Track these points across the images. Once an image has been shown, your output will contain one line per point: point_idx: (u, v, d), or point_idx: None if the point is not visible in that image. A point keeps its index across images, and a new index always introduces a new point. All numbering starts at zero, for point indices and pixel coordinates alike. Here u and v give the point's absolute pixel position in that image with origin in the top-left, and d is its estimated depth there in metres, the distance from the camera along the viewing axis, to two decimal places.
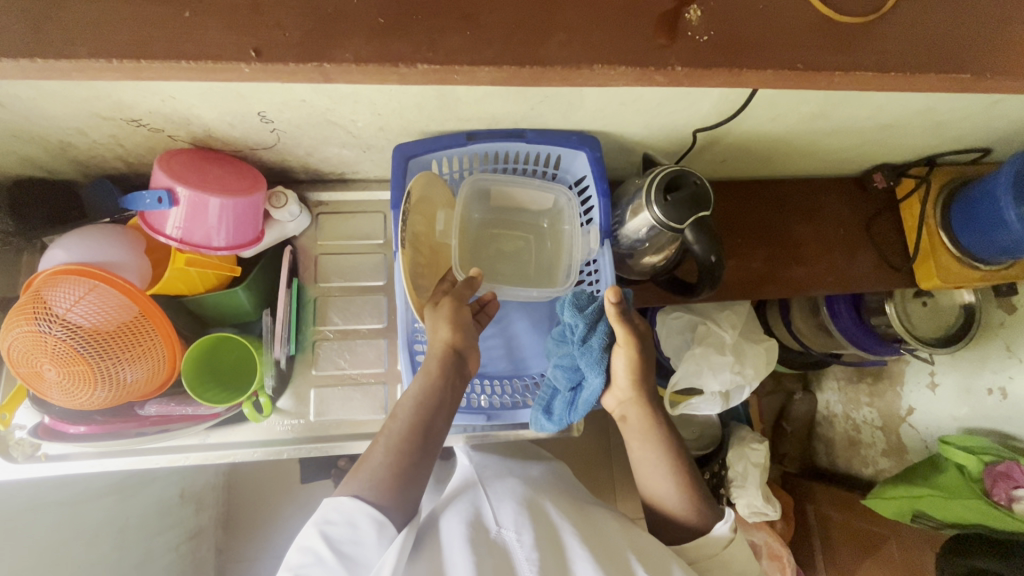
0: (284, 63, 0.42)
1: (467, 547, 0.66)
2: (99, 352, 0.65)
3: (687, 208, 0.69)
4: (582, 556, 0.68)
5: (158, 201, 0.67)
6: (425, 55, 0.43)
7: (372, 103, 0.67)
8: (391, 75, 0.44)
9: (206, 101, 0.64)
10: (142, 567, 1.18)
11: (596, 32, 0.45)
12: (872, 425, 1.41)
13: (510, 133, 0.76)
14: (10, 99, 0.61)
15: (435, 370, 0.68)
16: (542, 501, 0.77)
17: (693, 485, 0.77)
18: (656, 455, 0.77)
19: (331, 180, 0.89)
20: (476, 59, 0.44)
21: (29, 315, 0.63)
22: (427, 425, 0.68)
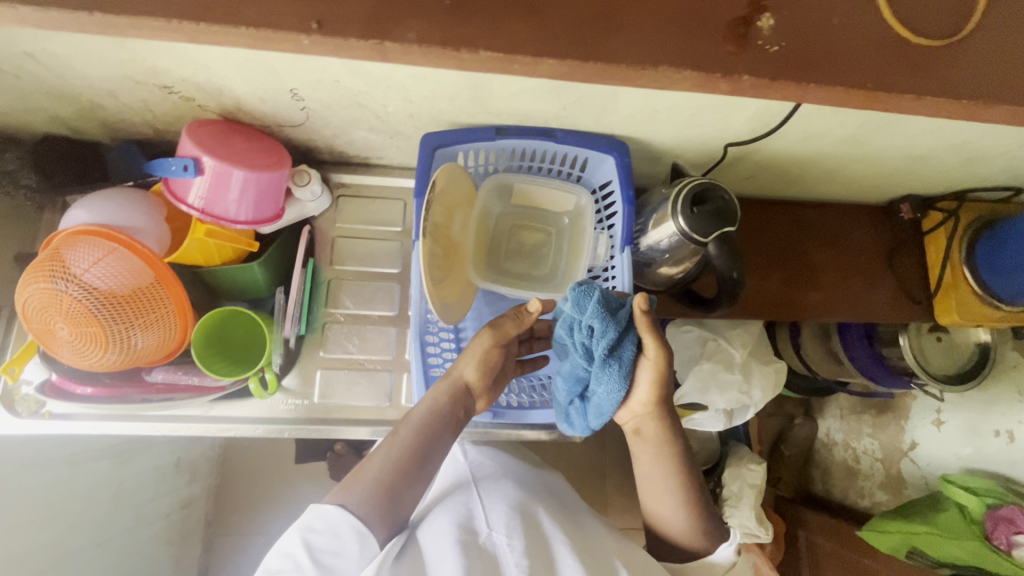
0: (345, 37, 0.41)
1: (457, 550, 0.65)
2: (113, 315, 0.65)
3: (712, 222, 0.68)
4: (574, 567, 0.67)
5: (183, 168, 0.67)
6: (489, 42, 0.43)
7: (405, 89, 0.66)
8: (451, 59, 0.43)
9: (240, 73, 0.64)
10: (132, 531, 1.19)
11: (662, 32, 0.44)
12: (872, 457, 1.40)
13: (540, 131, 0.75)
14: (45, 55, 0.61)
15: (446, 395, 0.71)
16: (535, 507, 0.76)
17: (701, 509, 0.76)
18: (664, 475, 0.75)
19: (354, 163, 0.88)
20: (540, 50, 0.43)
21: (46, 272, 0.63)
22: (427, 446, 0.68)
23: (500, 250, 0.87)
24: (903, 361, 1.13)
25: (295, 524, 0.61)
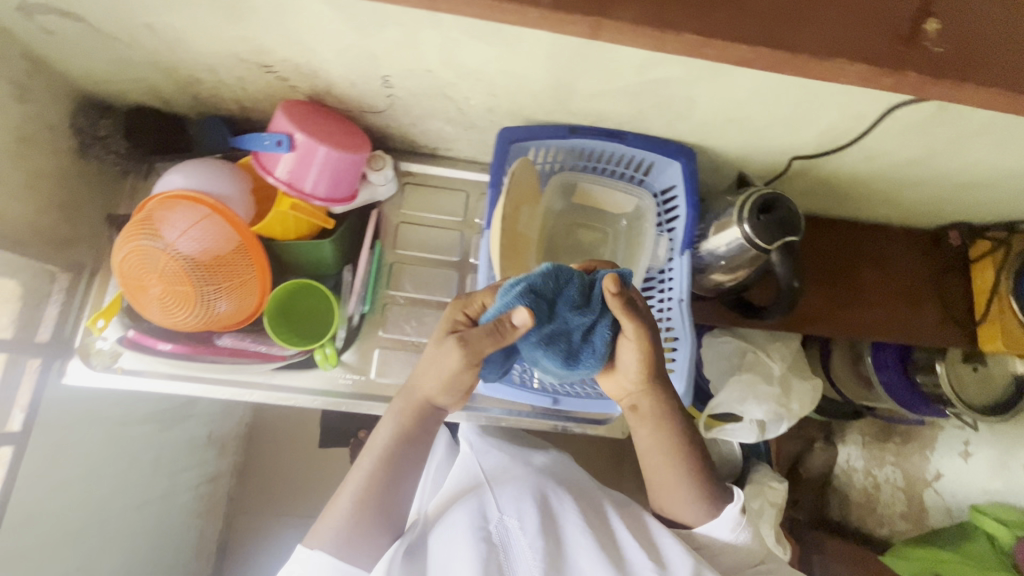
0: (569, 12, 0.41)
1: (471, 543, 0.65)
2: (202, 277, 0.68)
3: (776, 231, 0.70)
4: (587, 548, 0.67)
5: (277, 143, 0.72)
6: (690, 25, 0.42)
7: (492, 83, 0.69)
8: (655, 41, 0.42)
9: (339, 58, 0.67)
10: (165, 499, 1.21)
11: (842, 28, 0.43)
12: (893, 485, 1.38)
13: (611, 133, 0.78)
14: (163, 28, 0.65)
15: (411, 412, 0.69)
16: (550, 489, 0.75)
17: (702, 478, 0.72)
18: (660, 449, 0.72)
19: (422, 153, 0.91)
20: (737, 34, 0.42)
21: (144, 233, 0.67)
22: (396, 470, 0.68)
23: (559, 247, 0.89)
24: (938, 388, 1.14)
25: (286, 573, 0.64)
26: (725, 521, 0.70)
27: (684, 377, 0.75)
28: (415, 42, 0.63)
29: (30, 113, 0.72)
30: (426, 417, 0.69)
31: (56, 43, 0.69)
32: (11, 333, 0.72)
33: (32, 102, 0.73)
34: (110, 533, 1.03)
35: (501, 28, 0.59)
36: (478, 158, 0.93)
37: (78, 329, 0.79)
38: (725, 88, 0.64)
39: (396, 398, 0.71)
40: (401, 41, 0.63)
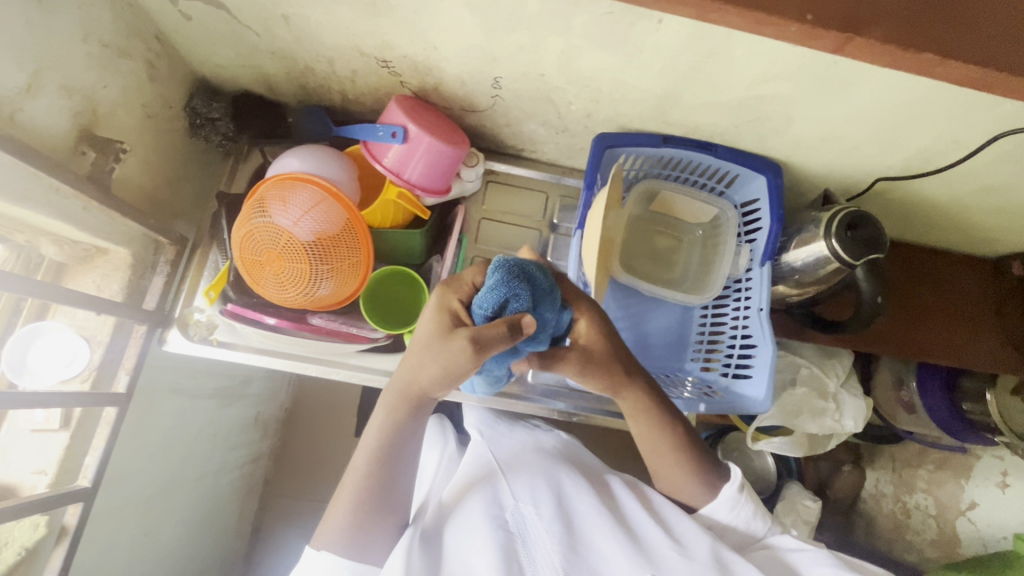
0: (828, 29, 0.41)
1: (488, 531, 0.66)
2: (317, 257, 0.72)
3: (865, 246, 0.73)
4: (600, 528, 0.67)
5: (391, 135, 0.75)
6: (932, 44, 0.41)
7: (600, 90, 0.73)
8: (894, 58, 0.42)
9: (458, 57, 0.71)
10: (215, 475, 1.22)
11: None
12: (925, 512, 1.31)
13: (701, 144, 0.81)
14: (298, 20, 0.69)
15: (401, 408, 0.66)
16: (563, 473, 0.75)
17: (698, 459, 0.74)
18: (659, 437, 0.73)
19: (507, 153, 0.95)
20: (967, 54, 0.41)
21: (266, 210, 0.71)
22: (392, 462, 0.68)
23: (635, 251, 0.92)
24: (986, 416, 1.13)
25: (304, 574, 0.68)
26: (722, 500, 0.72)
27: (764, 379, 0.77)
28: (538, 46, 0.66)
29: (156, 92, 0.76)
30: (422, 406, 0.67)
31: (190, 28, 0.73)
32: (122, 298, 0.77)
33: (158, 81, 0.77)
34: (172, 504, 1.05)
35: (628, 38, 0.62)
36: (559, 161, 0.96)
37: (177, 300, 0.83)
38: (829, 106, 0.67)
39: (385, 395, 0.68)
40: (525, 45, 0.66)
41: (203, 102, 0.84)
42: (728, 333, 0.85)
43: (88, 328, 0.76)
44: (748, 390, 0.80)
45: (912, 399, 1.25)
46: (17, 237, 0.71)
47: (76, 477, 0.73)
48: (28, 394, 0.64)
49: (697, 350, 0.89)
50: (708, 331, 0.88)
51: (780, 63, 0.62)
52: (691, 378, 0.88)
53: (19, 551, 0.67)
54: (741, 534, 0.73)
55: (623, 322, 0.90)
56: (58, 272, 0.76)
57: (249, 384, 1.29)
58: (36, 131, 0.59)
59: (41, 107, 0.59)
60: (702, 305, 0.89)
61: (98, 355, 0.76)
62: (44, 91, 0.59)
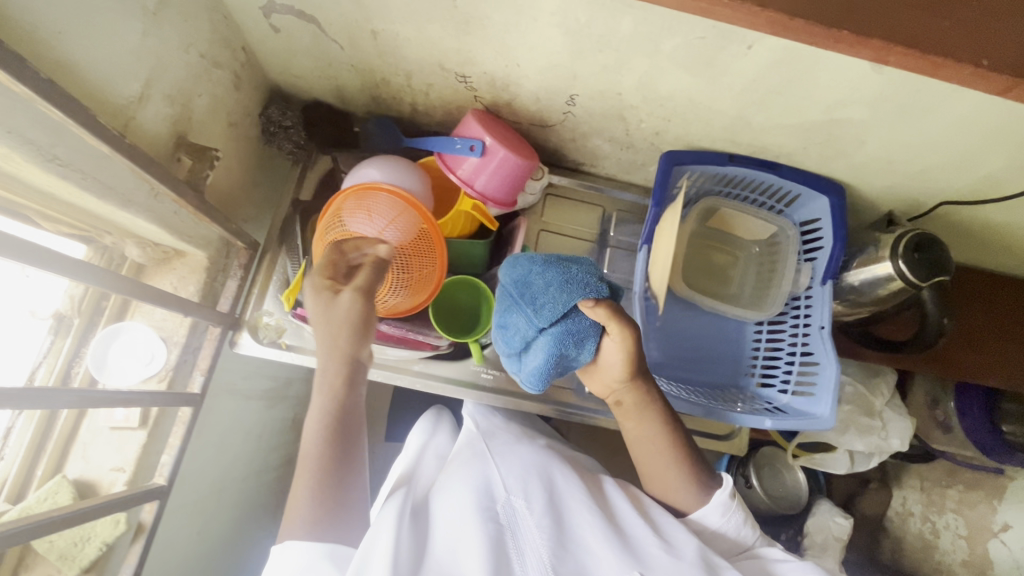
0: (883, 38, 0.41)
1: (478, 521, 0.59)
2: (399, 266, 0.75)
3: (933, 269, 0.74)
4: (592, 524, 0.62)
5: (469, 148, 0.78)
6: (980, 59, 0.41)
7: (675, 109, 0.74)
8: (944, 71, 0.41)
9: (539, 75, 0.72)
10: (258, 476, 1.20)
11: None
12: (955, 533, 1.28)
13: (766, 164, 0.82)
14: (386, 35, 0.71)
15: (337, 377, 0.64)
16: (555, 467, 0.70)
17: (691, 463, 0.72)
18: (656, 435, 0.72)
19: (567, 167, 0.97)
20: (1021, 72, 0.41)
21: (350, 220, 0.74)
22: (347, 437, 0.63)
23: (693, 266, 0.94)
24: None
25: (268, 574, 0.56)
26: (715, 506, 0.69)
27: (830, 395, 0.78)
28: (622, 66, 0.68)
29: (238, 100, 0.78)
30: (356, 376, 0.65)
31: (276, 40, 0.75)
32: (199, 299, 0.79)
33: (241, 90, 0.79)
34: (223, 504, 1.06)
35: (715, 62, 0.63)
36: (616, 176, 0.98)
37: (247, 303, 0.85)
38: (902, 131, 0.69)
39: (318, 374, 0.64)
40: (610, 65, 0.68)
41: (279, 111, 0.85)
42: (786, 351, 0.86)
43: (165, 329, 0.77)
44: (810, 407, 0.81)
45: (947, 417, 1.23)
46: (106, 239, 0.73)
47: (151, 475, 0.75)
48: (122, 392, 0.64)
49: (753, 366, 0.90)
50: (764, 348, 0.89)
51: (862, 89, 0.63)
52: (747, 394, 0.89)
53: (100, 547, 0.69)
54: (730, 542, 0.70)
55: (680, 337, 0.91)
56: (138, 273, 0.78)
57: (290, 387, 1.29)
58: (144, 137, 0.61)
59: (150, 115, 0.61)
60: (758, 322, 0.90)
61: (174, 355, 0.77)
62: (154, 99, 0.61)
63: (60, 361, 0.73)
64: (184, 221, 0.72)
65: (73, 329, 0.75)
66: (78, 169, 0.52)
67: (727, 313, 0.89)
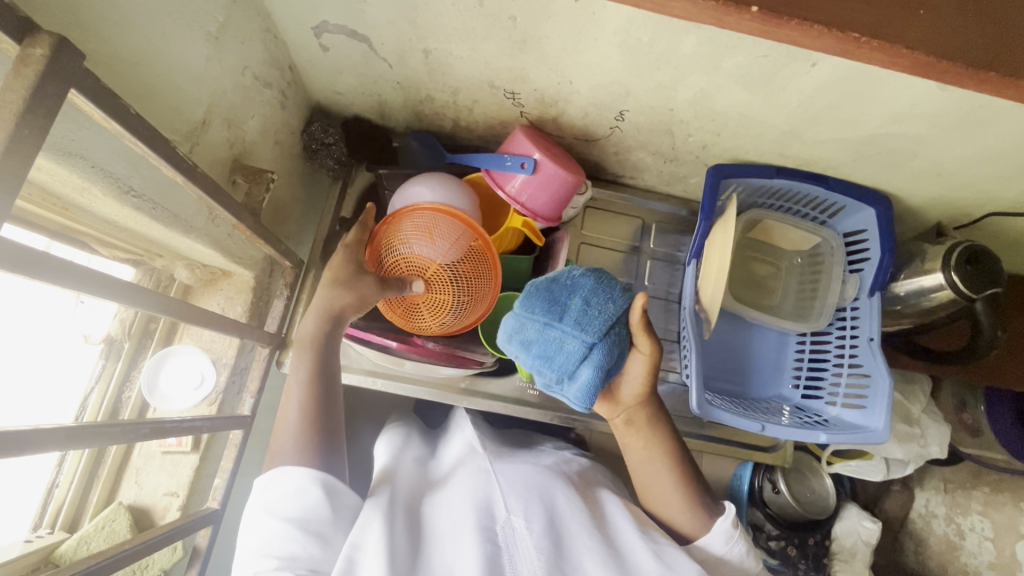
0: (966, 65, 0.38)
1: (475, 540, 0.57)
2: (460, 287, 0.74)
3: (986, 281, 0.74)
4: (591, 549, 0.60)
5: (519, 165, 0.77)
6: None
7: (725, 124, 0.74)
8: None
9: (591, 91, 0.72)
10: None
11: None
12: (981, 535, 1.23)
13: (812, 176, 0.82)
14: (438, 54, 0.70)
15: (319, 336, 0.65)
16: (558, 486, 0.68)
17: (691, 483, 0.71)
18: (661, 456, 0.71)
19: (607, 180, 0.96)
20: None
21: (411, 240, 0.73)
22: (327, 403, 0.64)
23: (734, 277, 0.94)
24: None
25: (256, 499, 0.59)
26: (718, 534, 0.67)
27: (884, 408, 0.78)
28: (677, 83, 0.67)
29: (284, 118, 0.78)
30: (337, 333, 0.67)
31: (324, 58, 0.74)
32: (246, 319, 0.78)
33: (287, 109, 0.78)
34: None
35: (775, 78, 0.63)
36: (655, 188, 0.97)
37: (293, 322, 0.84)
38: (957, 145, 0.68)
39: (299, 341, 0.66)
40: (665, 82, 0.67)
41: (321, 128, 0.85)
42: (832, 362, 0.86)
43: (214, 351, 0.77)
44: (862, 420, 0.80)
45: (976, 421, 1.23)
46: (156, 262, 0.72)
47: (203, 499, 0.74)
48: (182, 420, 0.61)
49: (796, 378, 0.90)
50: (808, 361, 0.89)
51: (924, 104, 0.63)
52: (791, 406, 0.89)
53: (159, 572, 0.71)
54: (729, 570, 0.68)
55: (723, 351, 0.91)
56: (186, 294, 0.78)
57: None
58: (205, 160, 0.61)
59: (210, 138, 0.60)
60: (801, 334, 0.90)
61: (224, 377, 0.76)
62: (214, 123, 0.60)
63: (111, 386, 0.74)
64: (234, 242, 0.72)
65: (123, 353, 0.75)
66: (150, 198, 0.52)
67: (772, 325, 0.89)
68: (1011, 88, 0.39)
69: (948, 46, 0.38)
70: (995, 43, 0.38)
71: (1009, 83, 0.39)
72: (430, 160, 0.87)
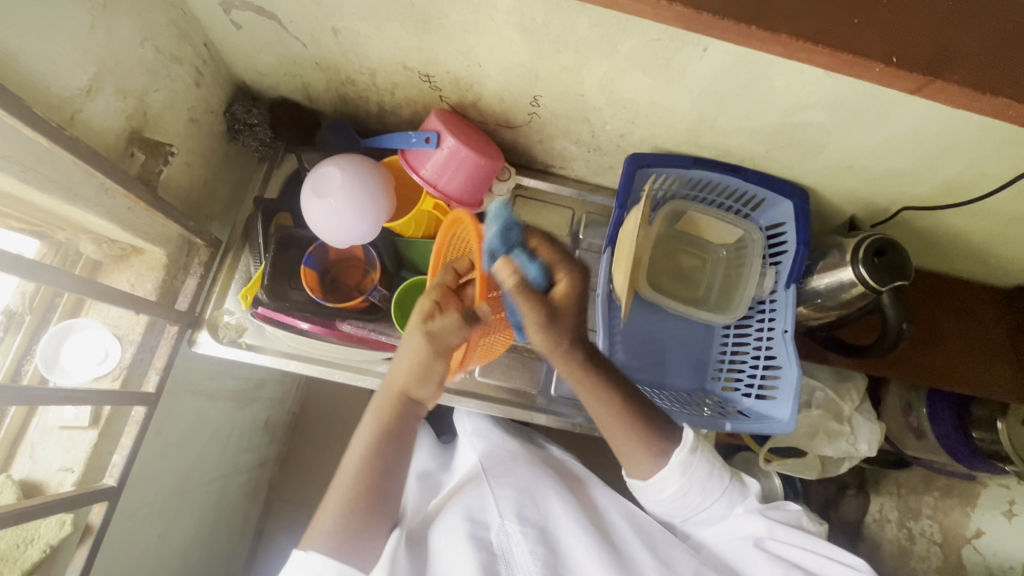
0: (734, 19, 0.38)
1: (471, 549, 0.68)
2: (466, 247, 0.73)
3: (891, 275, 0.75)
4: (585, 548, 0.70)
5: (425, 140, 0.78)
6: (834, 41, 0.39)
7: (637, 111, 0.74)
8: (806, 56, 0.39)
9: (500, 74, 0.72)
10: (224, 478, 1.16)
11: (985, 57, 0.39)
12: (930, 540, 1.21)
13: (730, 168, 0.82)
14: (347, 33, 0.70)
15: (395, 416, 0.67)
16: (550, 491, 0.78)
17: (641, 424, 0.70)
18: (591, 396, 0.70)
19: (540, 170, 0.96)
20: (867, 49, 0.39)
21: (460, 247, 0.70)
22: (384, 466, 0.67)
23: (659, 268, 0.94)
24: (996, 444, 1.00)
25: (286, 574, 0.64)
26: (674, 466, 0.70)
27: (790, 397, 0.78)
28: (581, 67, 0.67)
29: (200, 97, 0.78)
30: (411, 412, 0.68)
31: (239, 37, 0.74)
32: (155, 297, 0.76)
33: (203, 87, 0.78)
34: (186, 506, 1.03)
35: (672, 63, 0.63)
36: (589, 179, 0.97)
37: (209, 303, 0.84)
38: (858, 137, 0.69)
39: (373, 399, 0.69)
40: (570, 66, 0.68)
41: (243, 108, 0.84)
42: (750, 353, 0.87)
43: (120, 327, 0.76)
44: (772, 411, 0.81)
45: (921, 424, 1.13)
46: (59, 234, 0.71)
47: (102, 476, 0.73)
48: (67, 389, 0.63)
49: (719, 370, 0.90)
50: (728, 353, 0.89)
51: (817, 93, 0.63)
52: (712, 398, 0.89)
53: (43, 549, 0.68)
54: (700, 493, 0.71)
55: (646, 341, 0.90)
56: (94, 270, 0.77)
57: (262, 388, 1.23)
58: (92, 133, 0.61)
59: (97, 108, 0.61)
60: (724, 326, 0.90)
61: (129, 354, 0.75)
62: (103, 93, 0.61)
63: (9, 358, 0.73)
64: (138, 218, 0.71)
65: (24, 326, 0.75)
66: (16, 160, 0.54)
67: (692, 316, 0.89)
68: (781, 45, 0.39)
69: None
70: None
71: (773, 38, 0.39)
72: (352, 145, 0.87)
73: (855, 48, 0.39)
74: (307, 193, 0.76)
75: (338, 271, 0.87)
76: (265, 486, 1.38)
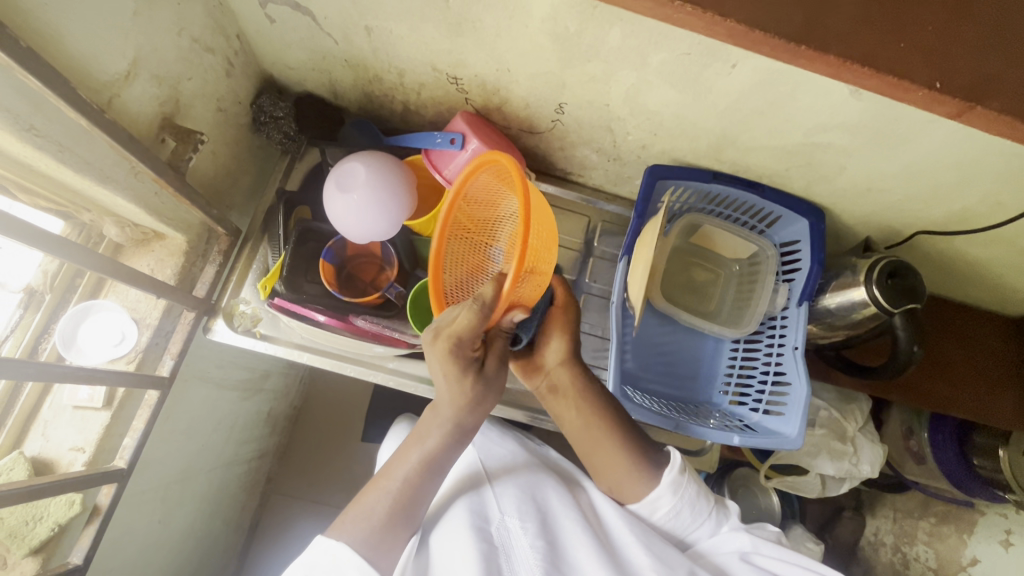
0: (779, 37, 0.39)
1: (472, 540, 0.69)
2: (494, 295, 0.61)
3: (906, 296, 0.75)
4: (585, 543, 0.70)
5: (450, 141, 0.79)
6: (871, 63, 0.40)
7: (660, 123, 0.75)
8: (844, 76, 0.40)
9: (528, 80, 0.73)
10: (225, 468, 1.16)
11: (1019, 85, 0.40)
12: (925, 567, 1.17)
13: (748, 184, 0.83)
14: (380, 32, 0.71)
15: (459, 432, 0.69)
16: (551, 491, 0.79)
17: (633, 449, 0.75)
18: (586, 428, 0.76)
19: (558, 177, 0.97)
20: (903, 73, 0.40)
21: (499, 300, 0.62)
22: (435, 470, 0.69)
23: (671, 280, 0.95)
24: (998, 472, 1.00)
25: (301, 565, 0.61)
26: (664, 487, 0.72)
27: (799, 413, 0.79)
28: (609, 78, 0.68)
29: (230, 87, 0.79)
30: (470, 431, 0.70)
31: (272, 31, 0.75)
32: (175, 282, 0.77)
33: (233, 77, 0.79)
34: (188, 493, 1.03)
35: (700, 78, 0.64)
36: (605, 188, 0.98)
37: (226, 291, 0.84)
38: (878, 159, 0.70)
39: (434, 418, 0.69)
40: (598, 76, 0.69)
41: (270, 101, 0.85)
42: (760, 369, 0.87)
43: (139, 311, 0.77)
44: (778, 426, 0.82)
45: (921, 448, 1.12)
46: (84, 216, 0.72)
47: (112, 457, 0.74)
48: (85, 369, 0.64)
49: (726, 384, 0.90)
50: (737, 367, 0.90)
51: (841, 115, 0.64)
52: (720, 411, 0.89)
53: (52, 527, 0.68)
54: (691, 515, 0.73)
55: (656, 351, 0.91)
56: (115, 252, 0.78)
57: (268, 378, 1.24)
58: (127, 117, 0.62)
59: (134, 93, 0.62)
60: (734, 340, 0.91)
61: (145, 337, 0.76)
62: (140, 79, 0.62)
63: (27, 336, 0.74)
64: (164, 203, 0.72)
65: (43, 304, 0.75)
66: (55, 140, 0.54)
67: (704, 329, 0.90)
68: (825, 64, 0.40)
69: (755, 15, 0.39)
70: (801, 15, 0.40)
71: (817, 56, 0.40)
72: (375, 143, 0.88)
73: (897, 70, 0.40)
74: (330, 187, 0.77)
75: (353, 268, 0.87)
76: (263, 478, 1.38)
